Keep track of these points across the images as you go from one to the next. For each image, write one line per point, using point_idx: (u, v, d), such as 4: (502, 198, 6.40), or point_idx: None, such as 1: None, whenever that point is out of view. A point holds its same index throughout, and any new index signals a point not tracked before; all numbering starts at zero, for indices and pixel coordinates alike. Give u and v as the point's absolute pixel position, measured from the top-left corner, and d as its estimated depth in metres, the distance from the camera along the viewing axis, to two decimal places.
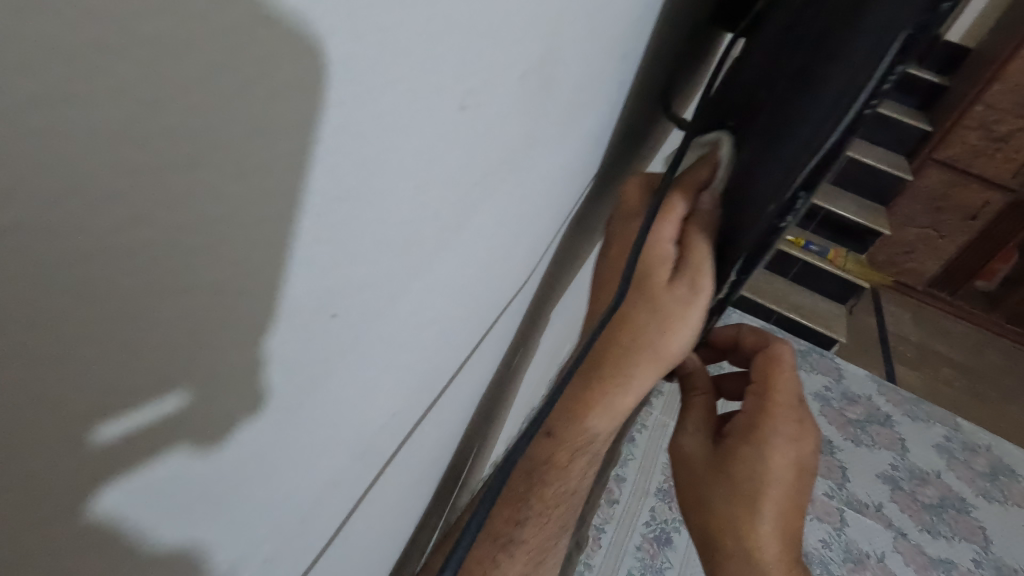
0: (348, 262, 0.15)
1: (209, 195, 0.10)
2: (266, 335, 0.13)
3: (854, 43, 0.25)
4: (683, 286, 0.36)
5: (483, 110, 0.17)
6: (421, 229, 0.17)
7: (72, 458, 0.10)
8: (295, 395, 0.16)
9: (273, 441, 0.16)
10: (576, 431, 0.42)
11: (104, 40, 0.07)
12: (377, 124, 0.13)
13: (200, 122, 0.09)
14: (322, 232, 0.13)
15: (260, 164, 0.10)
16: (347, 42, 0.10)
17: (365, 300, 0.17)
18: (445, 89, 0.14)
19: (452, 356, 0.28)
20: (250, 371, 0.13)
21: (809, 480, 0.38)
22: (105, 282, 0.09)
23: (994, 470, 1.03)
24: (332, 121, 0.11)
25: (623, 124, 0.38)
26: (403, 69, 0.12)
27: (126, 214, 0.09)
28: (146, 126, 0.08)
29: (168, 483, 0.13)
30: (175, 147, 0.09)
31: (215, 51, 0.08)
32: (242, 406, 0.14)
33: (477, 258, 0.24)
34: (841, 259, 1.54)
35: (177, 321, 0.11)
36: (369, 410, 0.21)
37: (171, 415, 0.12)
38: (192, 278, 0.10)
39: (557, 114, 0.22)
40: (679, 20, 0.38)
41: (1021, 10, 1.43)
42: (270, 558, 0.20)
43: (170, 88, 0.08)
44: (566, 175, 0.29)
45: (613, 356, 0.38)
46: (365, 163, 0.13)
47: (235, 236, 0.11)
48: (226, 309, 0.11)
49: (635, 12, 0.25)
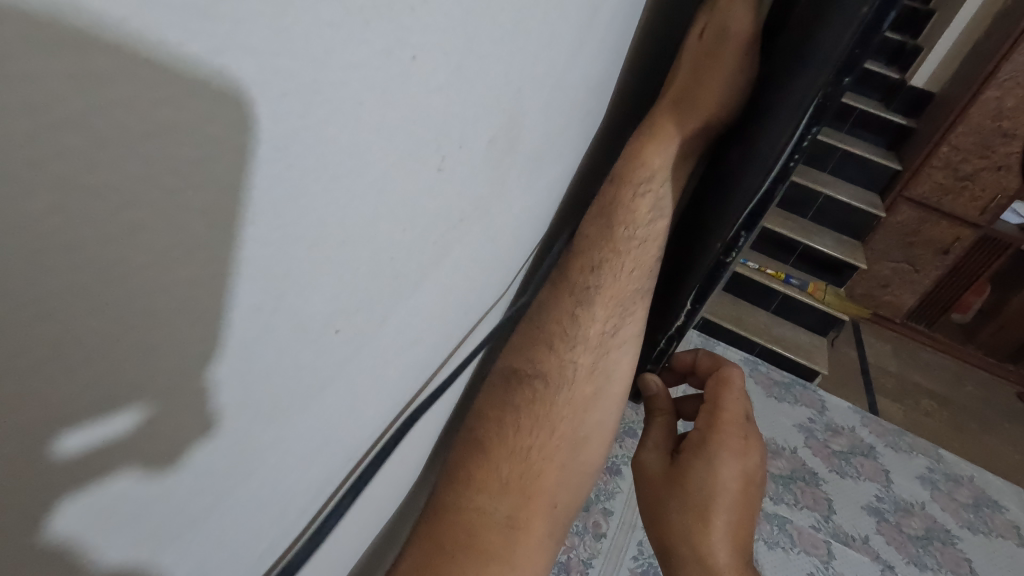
0: (348, 284, 0.20)
1: (166, 252, 0.13)
2: (213, 364, 0.16)
3: (789, 100, 0.32)
4: (709, 33, 0.37)
5: (456, 169, 0.23)
6: (405, 262, 0.23)
7: (40, 470, 0.13)
8: (245, 420, 0.19)
9: (225, 460, 0.19)
10: (631, 167, 0.38)
11: (120, 154, 0.11)
12: (372, 186, 0.18)
13: (168, 197, 0.12)
14: (277, 269, 0.16)
15: (213, 227, 0.13)
16: (352, 134, 0.16)
17: (362, 316, 0.22)
18: (424, 161, 0.20)
19: (426, 368, 0.32)
20: (200, 396, 0.16)
21: (756, 492, 0.41)
22: (92, 323, 0.12)
23: (977, 501, 1.07)
24: (292, 194, 0.15)
25: (607, 146, 0.45)
26: (344, 141, 0.16)
27: (113, 271, 0.12)
28: (133, 211, 0.11)
29: (121, 498, 0.15)
30: (147, 222, 0.12)
31: (179, 149, 0.12)
32: (192, 430, 0.17)
33: (459, 277, 0.29)
34: (819, 292, 1.60)
35: (135, 353, 0.13)
36: (362, 410, 0.27)
37: (126, 429, 0.14)
38: (151, 319, 0.13)
39: (523, 165, 0.28)
40: (641, 71, 0.43)
41: (976, 59, 1.54)
42: (240, 548, 0.23)
43: (147, 183, 0.11)
44: (529, 216, 0.34)
45: (670, 101, 0.39)
46: (363, 214, 0.19)
47: (191, 288, 0.14)
48: (180, 341, 0.14)
49: (584, 78, 0.30)
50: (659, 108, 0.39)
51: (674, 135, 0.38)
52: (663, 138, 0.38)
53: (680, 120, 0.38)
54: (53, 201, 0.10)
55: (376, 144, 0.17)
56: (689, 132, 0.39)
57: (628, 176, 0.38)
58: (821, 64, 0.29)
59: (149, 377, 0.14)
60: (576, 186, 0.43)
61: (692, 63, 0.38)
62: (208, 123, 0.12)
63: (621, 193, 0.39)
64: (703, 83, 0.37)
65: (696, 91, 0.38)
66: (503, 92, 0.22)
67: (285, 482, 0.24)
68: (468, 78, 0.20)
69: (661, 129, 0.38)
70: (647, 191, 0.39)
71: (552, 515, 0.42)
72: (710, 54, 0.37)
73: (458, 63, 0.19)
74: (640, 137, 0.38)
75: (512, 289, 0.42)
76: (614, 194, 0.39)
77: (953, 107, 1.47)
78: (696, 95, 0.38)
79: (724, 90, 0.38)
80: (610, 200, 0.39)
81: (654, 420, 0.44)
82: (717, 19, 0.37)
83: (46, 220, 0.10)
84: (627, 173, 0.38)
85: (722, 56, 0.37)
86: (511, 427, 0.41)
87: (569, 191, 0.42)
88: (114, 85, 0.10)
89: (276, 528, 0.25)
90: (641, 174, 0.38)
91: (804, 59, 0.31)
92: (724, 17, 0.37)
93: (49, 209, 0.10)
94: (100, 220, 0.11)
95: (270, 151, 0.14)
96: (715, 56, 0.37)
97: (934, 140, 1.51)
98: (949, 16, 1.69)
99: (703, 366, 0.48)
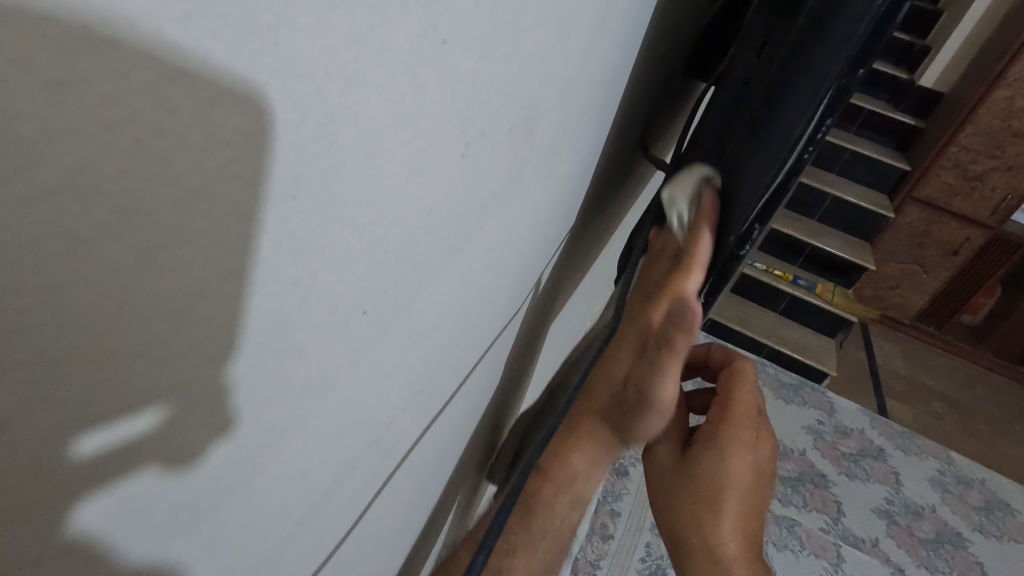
0: (374, 269, 0.21)
1: (190, 246, 0.13)
2: (229, 364, 0.16)
3: (794, 93, 0.32)
4: (632, 393, 0.38)
5: (476, 156, 0.23)
6: (431, 251, 0.24)
7: (58, 469, 0.13)
8: (264, 421, 0.19)
9: (245, 459, 0.19)
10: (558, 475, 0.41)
11: (144, 140, 0.11)
12: (404, 168, 0.19)
13: (192, 190, 0.12)
14: (280, 269, 0.16)
15: (238, 219, 0.13)
16: (396, 114, 0.17)
17: (386, 304, 0.23)
18: (452, 143, 0.21)
19: (442, 369, 0.34)
20: (219, 395, 0.16)
21: (768, 485, 0.41)
22: (114, 323, 0.12)
23: (988, 504, 1.06)
24: (333, 182, 0.16)
25: (601, 180, 0.47)
26: (359, 120, 0.16)
27: (134, 265, 0.12)
28: (158, 200, 0.11)
29: (139, 497, 0.15)
30: (171, 216, 0.12)
31: (203, 140, 0.12)
32: (210, 430, 0.16)
33: (482, 265, 0.30)
34: (829, 293, 1.60)
35: (155, 352, 0.13)
36: (384, 400, 0.28)
37: (145, 429, 0.14)
38: (169, 317, 0.13)
39: (538, 160, 0.29)
40: (649, 75, 0.45)
41: (985, 58, 1.53)
42: (257, 547, 0.23)
43: (170, 176, 0.11)
44: (541, 214, 0.35)
45: (589, 422, 0.41)
46: (400, 196, 0.20)
47: (213, 285, 0.14)
48: (201, 340, 0.14)
49: (597, 78, 0.31)
50: (574, 426, 0.41)
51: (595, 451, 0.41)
52: (580, 454, 0.41)
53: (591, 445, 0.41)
54: (76, 191, 0.10)
55: (409, 128, 0.18)
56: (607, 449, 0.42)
57: (552, 478, 0.41)
58: (832, 57, 0.30)
59: (167, 376, 0.14)
60: (581, 208, 0.45)
61: (615, 400, 0.39)
62: (230, 119, 0.12)
63: (542, 492, 0.41)
64: (629, 426, 0.40)
65: (621, 429, 0.40)
66: (524, 81, 0.23)
67: (312, 475, 0.24)
68: (498, 56, 0.21)
69: (575, 452, 0.41)
70: (567, 492, 0.42)
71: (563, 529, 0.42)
72: (634, 410, 0.39)
73: (470, 51, 0.19)
74: (562, 446, 0.41)
75: (522, 312, 0.43)
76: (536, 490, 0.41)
77: (962, 107, 1.47)
78: (620, 428, 0.40)
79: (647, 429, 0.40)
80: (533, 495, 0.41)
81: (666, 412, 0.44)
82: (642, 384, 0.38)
83: (70, 212, 0.10)
84: (553, 472, 0.41)
85: (644, 415, 0.39)
86: None
87: (577, 209, 0.44)
88: (140, 71, 0.10)
89: (295, 526, 0.25)
90: (564, 477, 0.41)
91: (808, 57, 0.31)
92: (648, 385, 0.37)
93: (75, 198, 0.10)
94: (124, 213, 0.11)
95: (287, 155, 0.14)
96: (640, 415, 0.39)
97: (943, 140, 1.51)
98: (957, 16, 1.69)
99: (715, 359, 0.48)
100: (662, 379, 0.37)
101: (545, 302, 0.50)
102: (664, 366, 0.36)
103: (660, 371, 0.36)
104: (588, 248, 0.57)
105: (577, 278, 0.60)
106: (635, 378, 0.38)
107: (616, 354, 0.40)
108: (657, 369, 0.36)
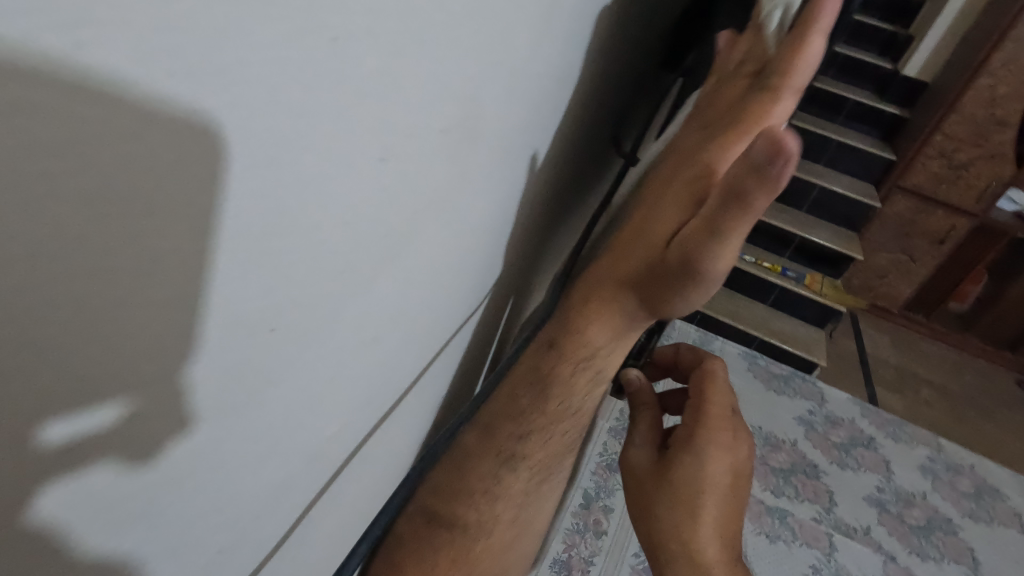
0: (294, 284, 0.20)
1: (148, 259, 0.14)
2: (188, 368, 0.17)
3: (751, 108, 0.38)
4: (675, 259, 0.32)
5: (401, 158, 0.22)
6: (361, 259, 0.23)
7: (25, 460, 0.14)
8: (221, 423, 0.20)
9: (198, 457, 0.20)
10: (575, 343, 0.38)
11: (104, 166, 0.12)
12: (302, 177, 0.17)
13: (149, 209, 0.13)
14: (234, 282, 0.17)
15: (194, 235, 0.15)
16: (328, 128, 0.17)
17: (304, 318, 0.21)
18: (364, 149, 0.19)
19: (403, 366, 0.33)
20: (177, 396, 0.17)
21: (746, 485, 0.40)
22: (77, 327, 0.13)
23: (979, 491, 1.06)
24: (278, 200, 0.17)
25: (559, 172, 0.47)
26: (279, 129, 0.15)
27: (96, 274, 0.13)
28: (119, 218, 0.13)
29: (95, 489, 0.16)
30: (129, 231, 0.13)
31: (159, 163, 0.13)
32: (168, 428, 0.17)
33: (436, 261, 0.30)
34: (817, 284, 1.60)
35: (115, 353, 0.14)
36: (341, 399, 0.27)
37: (107, 423, 0.16)
38: (128, 321, 0.14)
39: (486, 154, 0.29)
40: (604, 75, 0.44)
41: (967, 47, 1.54)
42: (210, 547, 0.23)
43: (131, 197, 0.13)
44: (494, 208, 0.35)
45: (629, 273, 0.36)
46: (306, 210, 0.18)
47: (172, 293, 0.15)
48: (160, 342, 0.15)
49: (540, 69, 0.31)
50: (613, 277, 0.37)
51: (624, 310, 0.37)
52: (606, 317, 0.38)
53: (630, 303, 0.37)
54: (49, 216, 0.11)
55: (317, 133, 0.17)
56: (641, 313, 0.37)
57: (569, 353, 0.38)
58: None
59: (129, 376, 0.15)
60: (535, 211, 0.45)
61: (658, 257, 0.33)
62: (186, 148, 0.13)
63: (559, 367, 0.39)
64: (668, 294, 0.34)
65: (662, 294, 0.34)
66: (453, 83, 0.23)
67: (260, 475, 0.24)
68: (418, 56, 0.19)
69: (602, 311, 0.38)
70: (587, 367, 0.39)
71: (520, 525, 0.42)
72: (674, 279, 0.32)
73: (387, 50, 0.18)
74: (586, 309, 0.38)
75: (477, 313, 0.43)
76: (553, 365, 0.39)
77: (947, 96, 1.46)
78: (657, 293, 0.34)
79: (687, 302, 0.34)
80: (548, 370, 0.39)
81: (640, 416, 0.43)
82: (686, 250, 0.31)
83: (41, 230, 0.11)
84: (568, 347, 0.38)
85: (686, 290, 0.33)
86: (500, 429, 0.40)
87: (531, 211, 0.44)
88: (102, 108, 0.11)
89: (251, 528, 0.25)
90: (584, 353, 0.38)
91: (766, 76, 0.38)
92: (693, 252, 0.30)
93: (46, 220, 0.11)
94: (89, 231, 0.12)
95: (246, 177, 0.15)
96: (681, 285, 0.32)
97: (928, 128, 1.51)
98: (939, 6, 1.69)
99: (686, 359, 0.47)
100: (712, 252, 0.30)
101: (506, 298, 0.51)
102: (717, 235, 0.29)
103: (711, 241, 0.29)
104: (549, 244, 0.57)
105: (540, 274, 0.61)
106: (682, 238, 0.31)
107: (671, 207, 0.34)
108: (708, 233, 0.29)
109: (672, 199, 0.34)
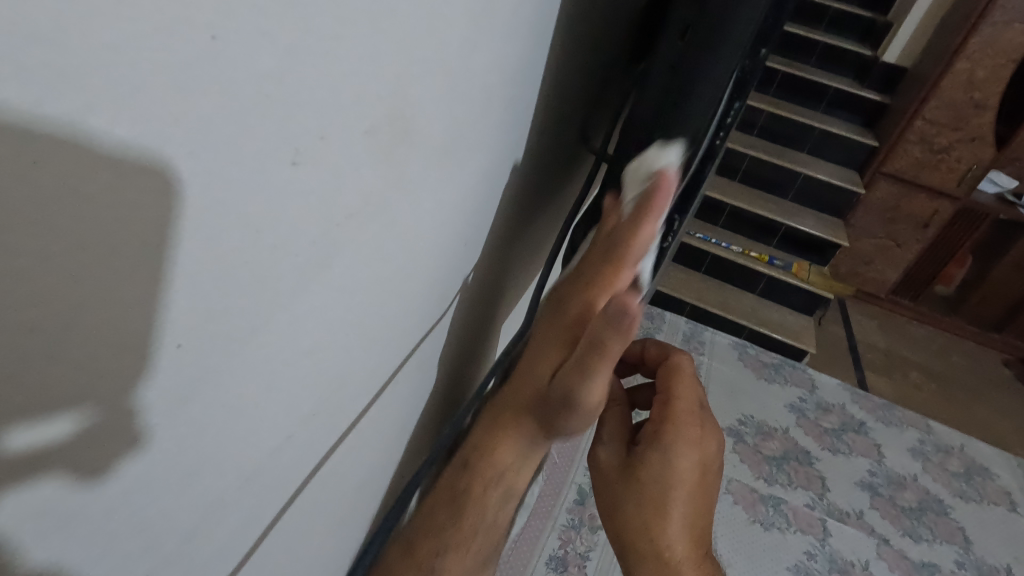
0: (236, 291, 0.20)
1: (101, 269, 0.14)
2: (146, 379, 0.17)
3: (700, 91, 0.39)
4: (557, 394, 0.35)
5: (330, 160, 0.21)
6: (314, 261, 0.23)
7: None
8: (181, 435, 0.20)
9: (155, 466, 0.20)
10: (486, 467, 0.38)
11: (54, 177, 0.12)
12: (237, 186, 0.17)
13: (98, 220, 0.14)
14: (188, 291, 0.17)
15: (147, 247, 0.15)
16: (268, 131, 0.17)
17: (251, 321, 0.21)
18: (287, 150, 0.19)
19: (367, 369, 0.33)
20: (133, 409, 0.17)
21: (715, 480, 0.40)
22: (32, 335, 0.14)
23: (968, 470, 1.07)
24: (228, 209, 0.17)
25: (529, 171, 0.48)
26: (201, 144, 0.15)
27: (49, 283, 0.13)
28: (75, 230, 0.13)
29: (50, 504, 0.16)
30: (83, 241, 0.14)
31: (108, 178, 0.13)
32: (123, 443, 0.18)
33: (395, 260, 0.30)
34: (805, 271, 1.61)
35: (67, 362, 0.15)
36: (301, 401, 0.27)
37: (64, 434, 0.16)
38: (79, 329, 0.15)
39: (436, 152, 0.29)
40: (565, 71, 0.45)
41: (944, 32, 1.55)
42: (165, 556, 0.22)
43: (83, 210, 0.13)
44: (453, 206, 0.35)
45: (518, 408, 0.38)
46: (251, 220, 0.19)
47: (124, 302, 0.15)
48: (115, 352, 0.16)
49: (488, 65, 0.31)
50: (502, 412, 0.38)
51: (521, 441, 0.38)
52: (509, 445, 0.38)
53: (524, 430, 0.38)
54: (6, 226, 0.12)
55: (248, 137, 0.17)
56: (534, 438, 0.39)
57: (480, 472, 0.38)
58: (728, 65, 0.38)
59: (85, 385, 0.16)
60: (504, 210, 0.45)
61: (542, 392, 0.37)
62: (136, 167, 0.14)
63: (473, 484, 0.38)
64: (558, 423, 0.37)
65: (549, 423, 0.37)
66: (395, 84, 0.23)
67: (217, 482, 0.23)
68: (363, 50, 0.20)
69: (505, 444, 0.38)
70: (496, 487, 0.39)
71: (493, 525, 0.41)
72: (560, 410, 0.36)
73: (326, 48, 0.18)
74: (488, 438, 0.38)
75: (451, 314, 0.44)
76: (465, 484, 0.39)
77: (926, 81, 1.47)
78: (549, 420, 0.37)
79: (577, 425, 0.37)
80: (464, 488, 0.38)
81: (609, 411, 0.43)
82: (567, 389, 0.34)
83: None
84: (479, 468, 0.38)
85: (568, 419, 0.36)
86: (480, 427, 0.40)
87: (500, 210, 0.44)
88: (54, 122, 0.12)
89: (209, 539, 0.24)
90: (494, 473, 0.38)
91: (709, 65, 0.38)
92: (573, 389, 0.34)
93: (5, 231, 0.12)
94: (43, 246, 0.13)
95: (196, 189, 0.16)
96: (567, 415, 0.36)
97: (910, 113, 1.51)
98: None
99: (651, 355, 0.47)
100: (588, 387, 0.34)
101: (484, 298, 0.51)
102: (588, 373, 0.33)
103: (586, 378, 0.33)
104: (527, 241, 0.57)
105: (519, 273, 0.61)
106: (562, 378, 0.35)
107: (549, 344, 0.37)
108: (582, 373, 0.33)
109: (549, 336, 0.37)
